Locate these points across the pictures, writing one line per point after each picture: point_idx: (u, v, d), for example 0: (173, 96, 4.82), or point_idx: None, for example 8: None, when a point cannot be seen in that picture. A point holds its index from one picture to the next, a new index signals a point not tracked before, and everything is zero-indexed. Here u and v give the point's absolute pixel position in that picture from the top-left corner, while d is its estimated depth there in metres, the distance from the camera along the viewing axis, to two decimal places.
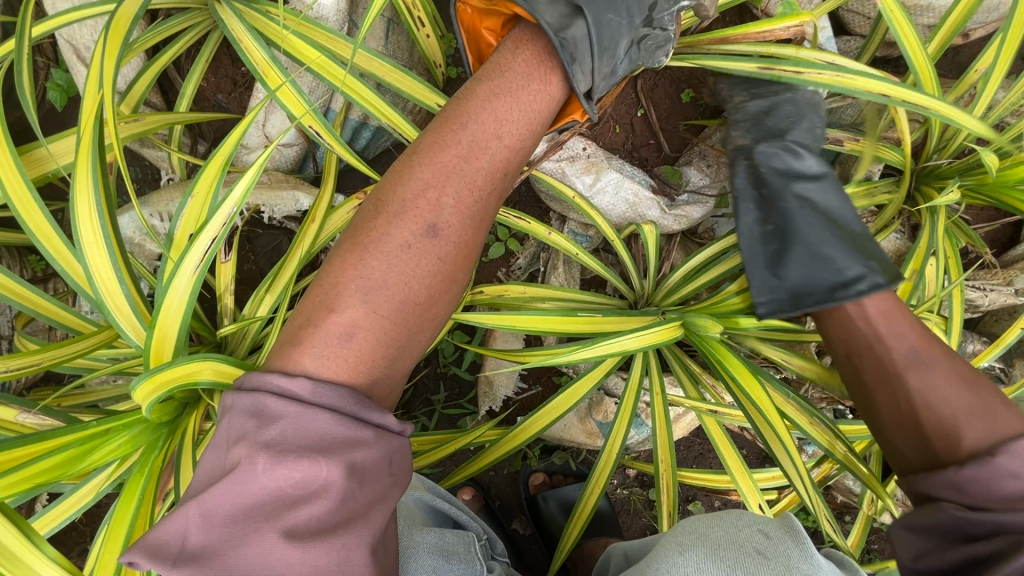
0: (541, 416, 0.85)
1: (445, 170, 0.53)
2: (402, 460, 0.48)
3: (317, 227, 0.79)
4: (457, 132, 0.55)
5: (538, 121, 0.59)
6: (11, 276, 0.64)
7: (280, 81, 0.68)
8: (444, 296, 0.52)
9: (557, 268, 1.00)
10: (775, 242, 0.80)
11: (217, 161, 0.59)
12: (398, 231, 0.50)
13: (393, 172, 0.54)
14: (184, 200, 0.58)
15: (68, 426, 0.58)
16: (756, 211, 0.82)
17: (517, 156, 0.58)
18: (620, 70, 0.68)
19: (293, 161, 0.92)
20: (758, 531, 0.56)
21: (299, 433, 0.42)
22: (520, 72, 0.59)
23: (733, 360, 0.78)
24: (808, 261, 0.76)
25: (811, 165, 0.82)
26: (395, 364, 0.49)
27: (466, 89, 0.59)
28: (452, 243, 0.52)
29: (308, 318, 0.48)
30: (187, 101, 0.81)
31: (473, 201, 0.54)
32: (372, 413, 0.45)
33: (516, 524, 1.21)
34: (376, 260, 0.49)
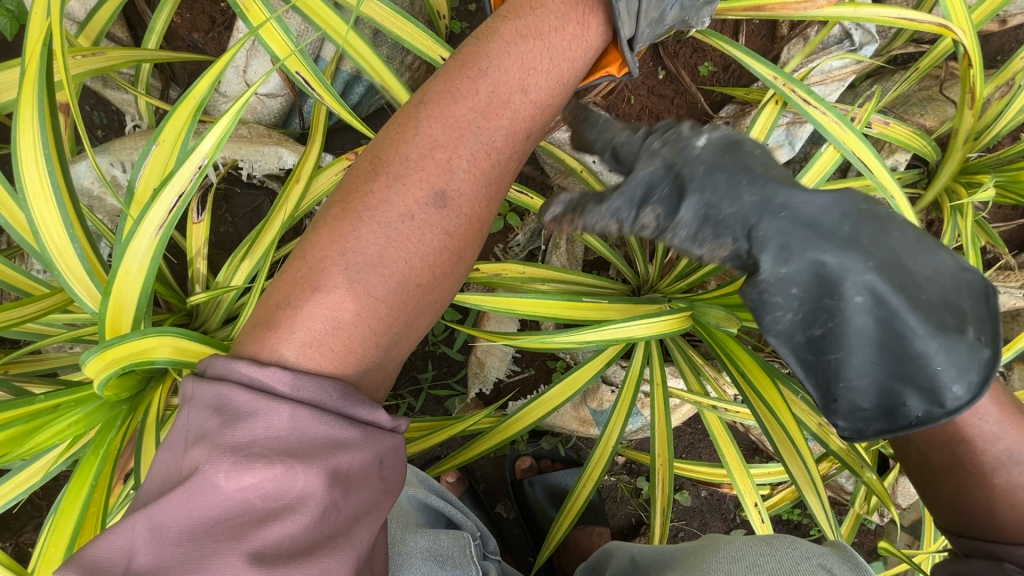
0: (539, 404, 0.80)
1: (458, 126, 0.45)
2: (395, 461, 0.42)
3: (302, 187, 0.72)
4: (475, 81, 0.46)
5: (570, 73, 0.51)
6: None
7: (262, 17, 0.58)
8: (448, 278, 0.46)
9: (559, 247, 0.94)
10: (834, 350, 0.46)
11: (187, 105, 0.49)
12: (400, 198, 0.43)
13: (394, 127, 0.46)
14: (147, 147, 0.49)
15: (11, 402, 0.50)
16: (792, 304, 0.46)
17: (544, 113, 0.50)
18: (670, 18, 0.58)
19: (277, 114, 0.83)
20: (819, 565, 0.54)
21: (270, 434, 0.36)
22: (554, 8, 0.50)
23: (743, 355, 0.73)
24: (917, 384, 0.46)
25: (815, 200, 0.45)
26: (389, 351, 0.44)
27: (489, 28, 0.49)
28: (462, 215, 0.45)
29: (287, 298, 0.41)
30: (157, 37, 0.71)
31: (490, 164, 0.46)
32: (359, 407, 0.39)
33: (500, 508, 1.18)
34: (372, 232, 0.42)
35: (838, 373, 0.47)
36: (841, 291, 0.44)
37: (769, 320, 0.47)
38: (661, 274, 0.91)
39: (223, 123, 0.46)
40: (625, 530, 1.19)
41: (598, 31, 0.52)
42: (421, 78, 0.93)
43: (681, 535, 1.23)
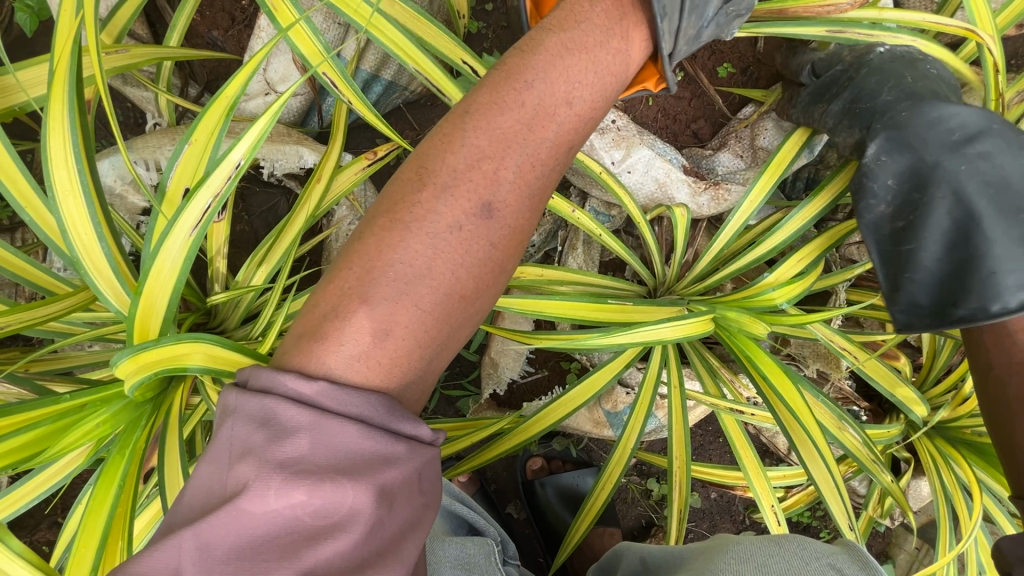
0: (556, 407, 0.80)
1: (504, 138, 0.45)
2: (435, 474, 0.42)
3: (322, 188, 0.71)
4: (521, 93, 0.46)
5: (613, 87, 0.51)
6: None
7: (291, 18, 0.58)
8: (490, 289, 0.46)
9: (576, 249, 0.94)
10: (909, 242, 0.64)
11: (219, 104, 0.49)
12: (447, 209, 0.43)
13: (439, 136, 0.46)
14: (181, 146, 0.49)
15: (38, 400, 0.50)
16: (883, 199, 0.65)
17: (586, 126, 0.50)
18: (705, 35, 0.61)
19: (297, 113, 0.83)
20: (829, 565, 0.52)
21: (318, 451, 0.36)
22: (599, 22, 0.50)
23: (764, 359, 0.73)
24: (985, 283, 0.61)
25: (964, 115, 0.62)
26: (432, 364, 0.43)
27: (534, 38, 0.49)
28: (506, 226, 0.45)
29: (334, 308, 0.41)
30: (179, 34, 0.71)
31: (534, 177, 0.47)
32: (404, 421, 0.39)
33: (511, 508, 1.18)
34: (420, 243, 0.42)
35: (911, 265, 0.64)
36: (930, 193, 0.63)
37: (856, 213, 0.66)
38: (678, 276, 0.91)
39: (259, 125, 0.46)
40: (635, 531, 1.19)
41: (640, 45, 0.53)
42: (438, 78, 0.92)
43: (690, 536, 1.23)
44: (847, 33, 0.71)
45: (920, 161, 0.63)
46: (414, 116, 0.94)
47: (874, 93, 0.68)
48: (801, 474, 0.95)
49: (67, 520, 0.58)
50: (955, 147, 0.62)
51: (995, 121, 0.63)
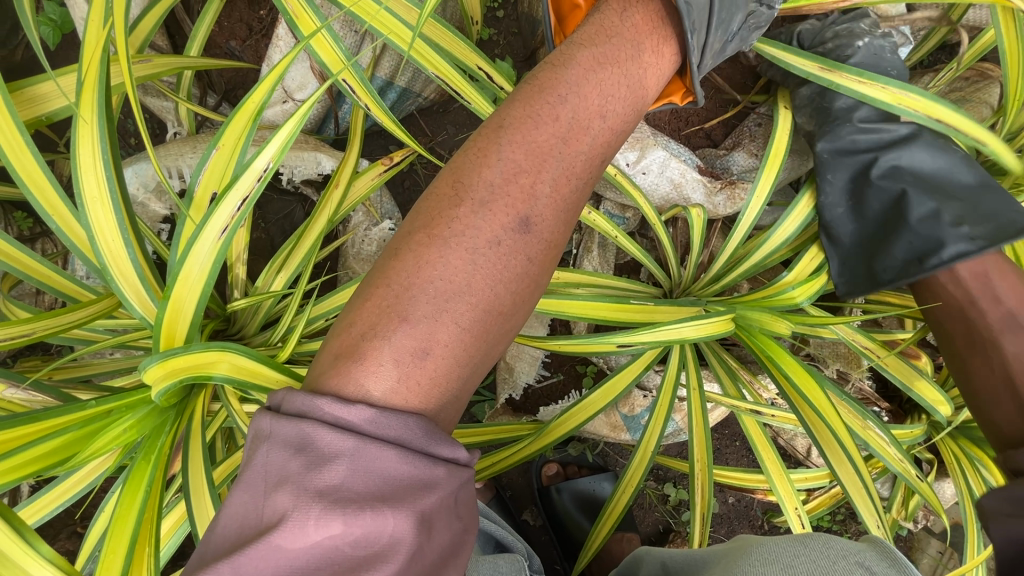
0: (576, 411, 0.80)
1: (540, 152, 0.45)
2: (470, 497, 0.42)
3: (341, 193, 0.72)
4: (555, 106, 0.46)
5: (643, 99, 0.51)
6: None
7: (313, 26, 0.58)
8: (526, 303, 0.46)
9: (591, 251, 0.93)
10: (861, 222, 0.80)
11: (247, 110, 0.49)
12: (485, 225, 0.43)
13: (472, 150, 0.45)
14: (208, 150, 0.49)
15: (65, 406, 0.50)
16: (843, 186, 0.81)
17: (618, 138, 0.50)
18: (730, 47, 0.61)
19: (313, 120, 0.83)
20: (856, 563, 0.47)
21: (356, 479, 0.36)
22: (629, 36, 0.50)
23: (787, 358, 0.72)
24: (913, 247, 0.76)
25: (900, 127, 0.80)
26: (466, 384, 0.43)
27: (564, 53, 0.48)
28: (543, 240, 0.45)
29: (371, 327, 0.40)
30: (199, 45, 0.73)
31: (570, 189, 0.46)
32: (441, 445, 0.39)
33: (527, 515, 1.17)
34: (460, 259, 0.42)
35: (870, 242, 0.79)
36: (872, 180, 0.80)
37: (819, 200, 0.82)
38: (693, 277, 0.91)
39: (287, 130, 0.46)
40: (653, 537, 1.18)
41: (668, 58, 0.52)
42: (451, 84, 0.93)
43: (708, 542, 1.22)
44: (833, 76, 0.72)
45: (863, 155, 0.80)
46: (427, 123, 0.95)
47: (832, 104, 0.82)
48: (823, 476, 0.94)
49: (91, 528, 0.58)
50: (890, 146, 0.80)
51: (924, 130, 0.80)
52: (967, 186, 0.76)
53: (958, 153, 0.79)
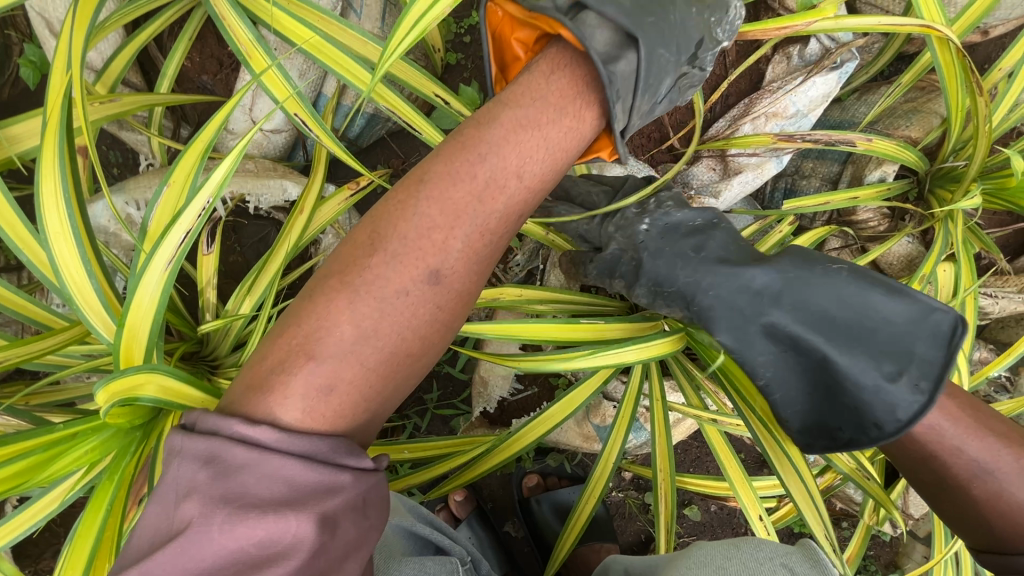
0: (537, 424, 0.83)
1: (455, 209, 0.47)
2: (383, 496, 0.45)
3: (306, 218, 0.76)
4: (474, 165, 0.48)
5: (565, 160, 0.52)
6: None
7: (264, 63, 0.66)
8: (437, 345, 0.49)
9: (557, 267, 0.97)
10: (774, 391, 0.66)
11: (196, 146, 0.54)
12: (396, 276, 0.45)
13: (393, 202, 0.48)
14: (159, 189, 0.54)
15: (33, 430, 0.53)
16: (739, 352, 0.65)
17: (537, 196, 0.52)
18: (660, 107, 0.62)
19: (282, 148, 0.87)
20: (780, 563, 0.53)
21: (262, 484, 0.38)
22: (553, 101, 0.50)
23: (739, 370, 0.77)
24: (849, 411, 0.62)
25: (758, 276, 0.65)
26: (378, 406, 0.46)
27: (490, 111, 0.50)
28: (453, 291, 0.47)
29: (281, 362, 0.43)
30: (169, 82, 0.77)
31: (483, 245, 0.48)
32: (350, 453, 0.42)
33: (508, 526, 1.18)
34: (368, 308, 0.44)
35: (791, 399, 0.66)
36: (771, 350, 0.65)
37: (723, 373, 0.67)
38: None
39: (227, 164, 0.50)
40: (635, 546, 1.18)
41: (595, 121, 0.53)
42: (419, 108, 0.96)
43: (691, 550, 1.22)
44: None
45: (753, 320, 0.64)
46: (398, 146, 0.99)
47: (687, 250, 0.71)
48: None
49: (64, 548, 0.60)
50: (765, 306, 0.64)
51: (789, 266, 0.65)
52: (862, 306, 0.62)
53: (843, 271, 0.64)
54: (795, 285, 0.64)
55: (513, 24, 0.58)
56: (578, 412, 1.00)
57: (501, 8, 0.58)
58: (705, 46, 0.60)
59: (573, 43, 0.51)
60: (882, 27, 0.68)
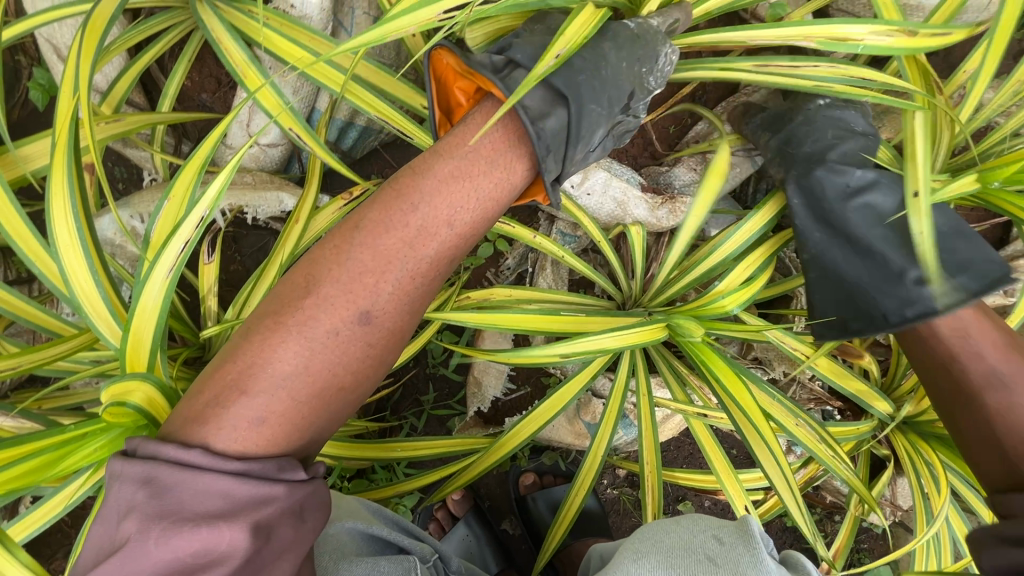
0: (527, 422, 0.86)
1: (386, 255, 0.51)
2: (318, 501, 0.49)
3: (301, 227, 0.80)
4: (407, 214, 0.53)
5: (495, 208, 0.58)
6: None
7: (258, 81, 0.69)
8: (370, 379, 0.53)
9: (545, 269, 1.00)
10: (823, 263, 0.80)
11: (195, 162, 0.58)
12: (327, 318, 0.49)
13: (330, 248, 0.52)
14: (160, 203, 0.58)
15: (47, 431, 0.56)
16: (809, 225, 0.80)
17: (466, 241, 0.56)
18: (595, 154, 0.67)
19: (279, 161, 0.91)
20: (712, 535, 0.56)
21: (197, 499, 0.43)
22: (485, 154, 0.56)
23: (718, 362, 0.79)
24: (887, 295, 0.75)
25: (863, 175, 0.78)
26: (313, 431, 0.50)
27: (426, 163, 0.55)
28: (384, 329, 0.52)
29: (216, 397, 0.47)
30: (170, 101, 0.81)
31: (414, 287, 0.53)
32: (284, 467, 0.46)
33: (506, 524, 1.21)
34: (299, 347, 0.48)
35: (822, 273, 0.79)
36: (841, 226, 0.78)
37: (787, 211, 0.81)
38: (644, 289, 0.96)
39: (222, 179, 0.54)
40: None
41: (523, 172, 0.58)
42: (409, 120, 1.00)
43: None
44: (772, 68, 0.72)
45: (808, 171, 0.80)
46: (391, 157, 1.02)
47: (801, 141, 0.82)
48: None
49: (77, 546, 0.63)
50: (847, 198, 0.78)
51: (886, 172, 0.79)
52: (917, 215, 0.77)
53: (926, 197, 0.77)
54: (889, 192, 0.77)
55: (456, 76, 0.62)
56: (569, 409, 1.03)
57: (446, 57, 0.61)
58: (636, 96, 0.67)
59: (503, 102, 0.56)
60: (867, 44, 0.67)
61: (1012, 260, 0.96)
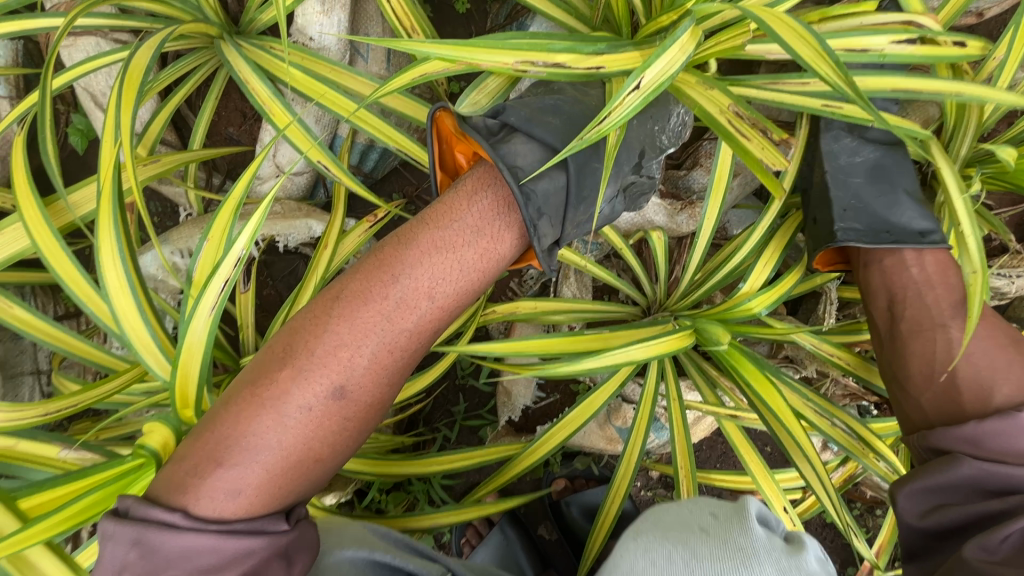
0: (559, 428, 0.88)
1: (363, 328, 0.55)
2: (300, 551, 0.53)
3: (330, 253, 0.83)
4: (387, 286, 0.56)
5: (478, 277, 0.60)
6: (30, 312, 0.68)
7: (285, 118, 0.72)
8: (345, 447, 0.56)
9: (569, 278, 1.00)
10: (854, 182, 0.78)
11: (229, 204, 0.61)
12: (302, 392, 0.53)
13: (313, 320, 0.56)
14: (200, 243, 0.61)
15: (108, 463, 0.58)
16: (847, 147, 0.80)
17: (450, 310, 0.59)
18: (602, 215, 0.66)
19: (304, 188, 0.93)
20: (708, 512, 0.53)
21: (182, 558, 0.47)
22: (469, 223, 0.59)
23: (747, 366, 0.79)
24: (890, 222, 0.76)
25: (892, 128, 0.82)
26: (291, 496, 0.54)
27: (411, 233, 0.59)
28: (360, 401, 0.55)
29: (196, 467, 0.51)
30: (201, 138, 0.84)
31: (391, 358, 0.56)
32: (266, 522, 0.51)
33: (541, 529, 1.19)
34: (274, 420, 0.52)
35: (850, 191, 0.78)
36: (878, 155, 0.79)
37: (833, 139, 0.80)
38: (668, 293, 0.96)
39: (255, 219, 0.56)
40: None
41: (510, 241, 0.61)
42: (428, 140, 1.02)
43: None
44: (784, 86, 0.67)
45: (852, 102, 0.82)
46: (411, 174, 1.04)
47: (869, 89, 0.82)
48: None
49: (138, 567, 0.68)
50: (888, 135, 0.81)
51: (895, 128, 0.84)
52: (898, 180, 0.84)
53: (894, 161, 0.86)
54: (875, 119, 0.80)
55: (457, 139, 0.66)
56: (600, 416, 1.04)
57: (450, 122, 0.64)
58: (647, 154, 0.68)
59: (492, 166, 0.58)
60: (887, 55, 0.62)
61: None
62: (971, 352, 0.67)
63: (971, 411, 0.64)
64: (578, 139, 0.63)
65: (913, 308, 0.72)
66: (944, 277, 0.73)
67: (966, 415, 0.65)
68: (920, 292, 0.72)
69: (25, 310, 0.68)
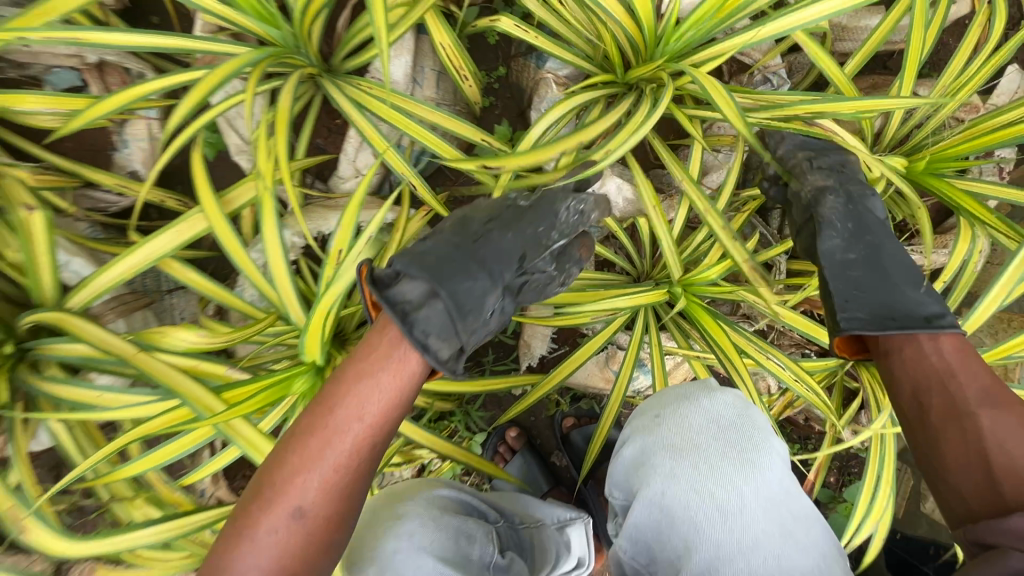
0: (565, 366, 1.17)
1: (310, 457, 0.65)
2: None
3: (399, 235, 1.11)
4: (325, 421, 0.66)
5: (402, 396, 0.70)
6: (199, 275, 1.01)
7: (379, 142, 1.01)
8: (319, 559, 0.64)
9: (576, 254, 1.30)
10: (851, 270, 0.85)
11: (355, 204, 0.94)
12: (268, 524, 0.63)
13: (275, 453, 0.67)
14: (337, 228, 0.94)
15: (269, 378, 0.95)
16: (837, 239, 0.88)
17: (383, 428, 0.68)
18: (495, 318, 0.86)
19: (375, 185, 1.22)
20: (688, 389, 1.01)
21: None
22: (380, 356, 0.70)
23: (704, 317, 1.10)
24: (895, 309, 0.78)
25: (881, 210, 0.90)
26: None
27: (338, 371, 0.70)
28: (318, 518, 0.64)
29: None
30: (303, 149, 1.13)
31: (339, 476, 0.65)
32: None
33: (554, 457, 1.54)
34: (250, 555, 0.62)
35: (846, 278, 0.84)
36: (867, 241, 0.86)
37: (822, 234, 0.89)
38: (653, 265, 1.24)
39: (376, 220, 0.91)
40: None
41: (417, 360, 0.71)
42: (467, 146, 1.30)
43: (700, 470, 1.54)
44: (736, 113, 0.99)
45: (840, 188, 0.91)
46: (453, 173, 1.33)
47: (851, 170, 0.95)
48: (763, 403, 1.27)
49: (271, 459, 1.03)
50: (878, 220, 0.89)
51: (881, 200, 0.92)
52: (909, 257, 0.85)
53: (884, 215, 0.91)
54: (866, 210, 0.89)
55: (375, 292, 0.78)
56: (599, 361, 1.34)
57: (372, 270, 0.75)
58: (530, 254, 0.87)
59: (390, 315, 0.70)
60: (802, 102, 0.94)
61: (951, 226, 1.20)
62: (1005, 439, 0.66)
63: (1014, 502, 0.62)
64: (448, 261, 0.79)
65: (936, 398, 0.71)
66: (958, 362, 0.72)
67: (1008, 505, 0.63)
68: (946, 381, 0.71)
69: (195, 273, 1.01)
